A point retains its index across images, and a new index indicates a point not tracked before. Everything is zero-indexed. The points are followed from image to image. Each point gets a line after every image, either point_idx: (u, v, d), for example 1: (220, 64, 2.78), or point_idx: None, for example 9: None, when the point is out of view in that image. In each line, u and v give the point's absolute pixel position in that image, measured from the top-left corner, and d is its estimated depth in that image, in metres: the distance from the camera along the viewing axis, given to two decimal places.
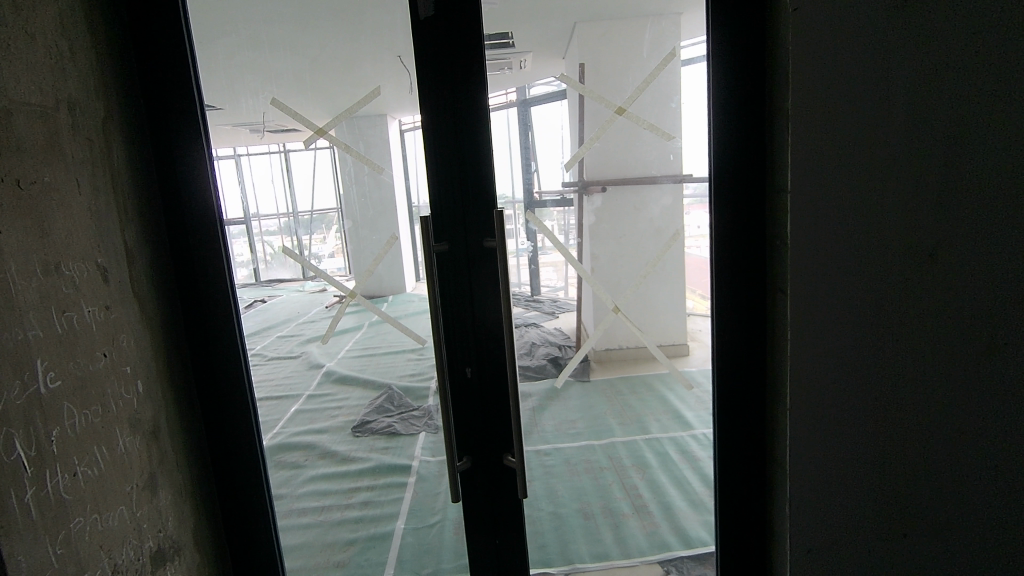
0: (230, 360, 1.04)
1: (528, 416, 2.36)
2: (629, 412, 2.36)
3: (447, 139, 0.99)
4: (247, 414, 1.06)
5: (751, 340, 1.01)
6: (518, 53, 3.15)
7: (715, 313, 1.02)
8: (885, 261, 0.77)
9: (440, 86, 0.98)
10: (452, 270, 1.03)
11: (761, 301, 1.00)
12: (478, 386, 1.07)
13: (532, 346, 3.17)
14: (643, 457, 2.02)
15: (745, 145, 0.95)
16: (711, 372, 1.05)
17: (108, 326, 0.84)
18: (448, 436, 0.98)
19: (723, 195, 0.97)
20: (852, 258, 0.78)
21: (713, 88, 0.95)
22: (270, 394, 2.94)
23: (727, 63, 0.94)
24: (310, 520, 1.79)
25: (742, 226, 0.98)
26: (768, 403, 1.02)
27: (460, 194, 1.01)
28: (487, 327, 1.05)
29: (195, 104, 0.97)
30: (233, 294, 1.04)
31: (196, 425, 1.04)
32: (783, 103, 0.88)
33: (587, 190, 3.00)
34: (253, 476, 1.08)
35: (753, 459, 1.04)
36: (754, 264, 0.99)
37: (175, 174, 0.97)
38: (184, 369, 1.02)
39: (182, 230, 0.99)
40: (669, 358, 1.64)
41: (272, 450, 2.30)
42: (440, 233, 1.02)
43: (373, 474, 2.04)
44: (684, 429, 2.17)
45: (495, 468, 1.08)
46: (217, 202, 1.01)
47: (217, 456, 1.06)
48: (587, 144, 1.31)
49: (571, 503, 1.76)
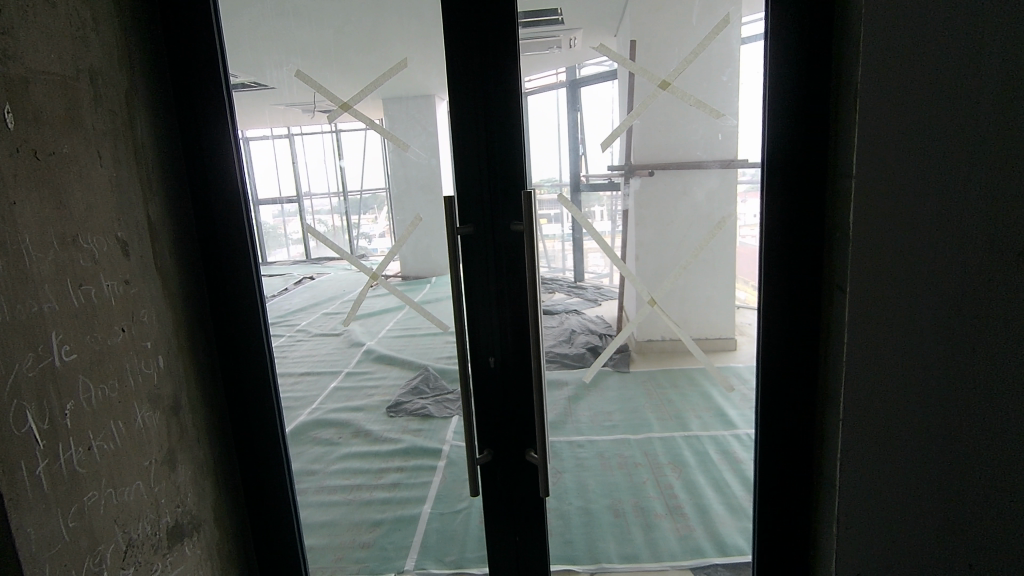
0: (252, 339, 1.03)
1: (562, 406, 2.31)
2: (669, 406, 2.27)
3: (471, 113, 0.94)
4: (268, 394, 1.05)
5: (801, 344, 0.92)
6: (567, 30, 3.03)
7: (761, 311, 0.94)
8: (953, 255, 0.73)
9: (467, 59, 0.92)
10: (478, 253, 0.98)
11: (814, 302, 0.90)
12: (501, 377, 1.02)
13: (571, 333, 3.16)
14: (681, 456, 1.93)
15: (806, 128, 0.86)
16: (754, 377, 0.97)
17: (128, 300, 0.83)
18: (468, 428, 0.94)
19: (776, 184, 0.88)
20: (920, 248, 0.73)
21: (769, 64, 0.86)
22: (312, 370, 3.01)
23: (788, 36, 0.84)
24: (340, 498, 1.80)
25: (797, 218, 0.89)
26: (817, 412, 0.93)
27: (487, 175, 0.95)
28: (512, 315, 1.00)
29: (221, 79, 0.95)
30: (256, 273, 1.02)
31: (219, 403, 1.04)
32: (851, 81, 0.78)
33: (634, 174, 2.92)
34: (273, 456, 1.07)
35: (796, 470, 0.96)
36: (808, 261, 0.89)
37: (202, 150, 0.96)
38: (209, 345, 1.02)
39: (207, 206, 0.98)
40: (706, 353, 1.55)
41: (309, 426, 2.34)
42: (464, 216, 0.97)
43: (404, 456, 2.03)
44: (726, 428, 2.07)
45: (516, 464, 1.03)
46: (242, 180, 0.99)
47: (239, 435, 1.06)
48: (625, 121, 1.23)
49: (602, 498, 1.70)
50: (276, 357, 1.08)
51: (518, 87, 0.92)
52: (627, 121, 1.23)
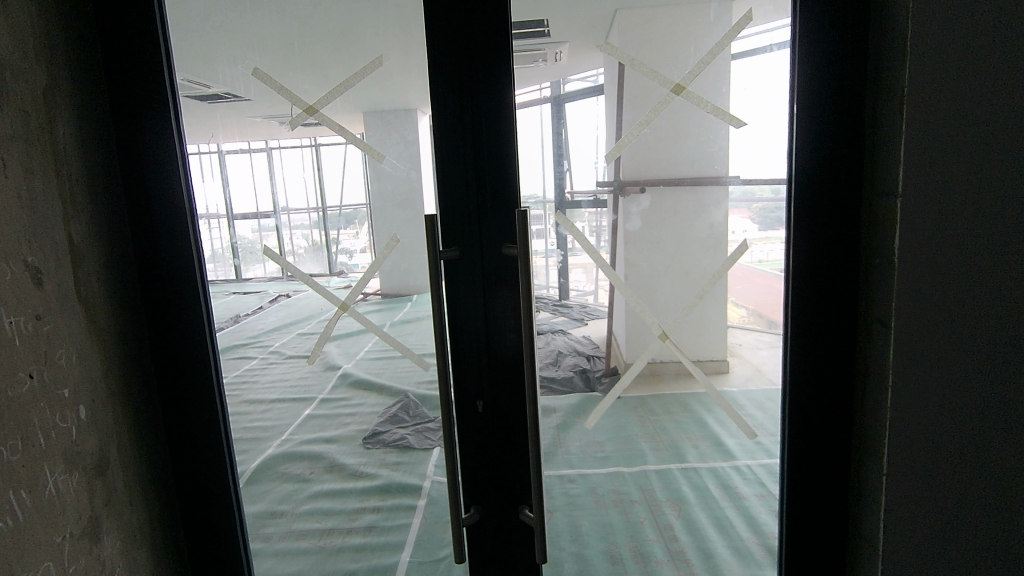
0: (201, 379, 0.89)
1: (551, 435, 2.18)
2: (663, 435, 2.15)
3: (458, 121, 0.82)
4: (219, 441, 0.91)
5: (833, 380, 0.82)
6: (554, 43, 2.94)
7: (785, 347, 0.84)
8: (1009, 283, 0.65)
9: (452, 61, 0.80)
10: (465, 281, 0.85)
11: (846, 337, 0.81)
12: (490, 423, 0.89)
13: (558, 356, 3.04)
14: (680, 491, 1.81)
15: (838, 141, 0.77)
16: (778, 420, 0.87)
17: (39, 340, 0.69)
18: (453, 484, 0.80)
19: (805, 202, 0.79)
20: (965, 267, 0.66)
21: (795, 73, 0.77)
22: (285, 397, 2.82)
23: (819, 38, 0.75)
24: (308, 545, 1.64)
25: (828, 241, 0.79)
26: (851, 455, 0.83)
27: (475, 191, 0.83)
28: (504, 352, 0.87)
29: (164, 79, 0.82)
30: (206, 303, 0.89)
31: (160, 453, 0.89)
32: (896, 90, 0.69)
33: (623, 191, 2.82)
34: (225, 514, 0.92)
35: (827, 519, 0.86)
36: (840, 288, 0.80)
37: (143, 161, 0.83)
38: (150, 387, 0.87)
39: (149, 226, 0.85)
40: (711, 384, 1.39)
41: (278, 460, 2.17)
42: (448, 238, 0.84)
43: (381, 494, 1.87)
44: (724, 459, 1.96)
45: (508, 521, 0.89)
46: (189, 195, 0.86)
47: (184, 488, 0.91)
48: (633, 132, 1.04)
49: (597, 542, 1.56)
50: (229, 396, 0.94)
51: (511, 92, 0.81)
52: (635, 132, 1.04)
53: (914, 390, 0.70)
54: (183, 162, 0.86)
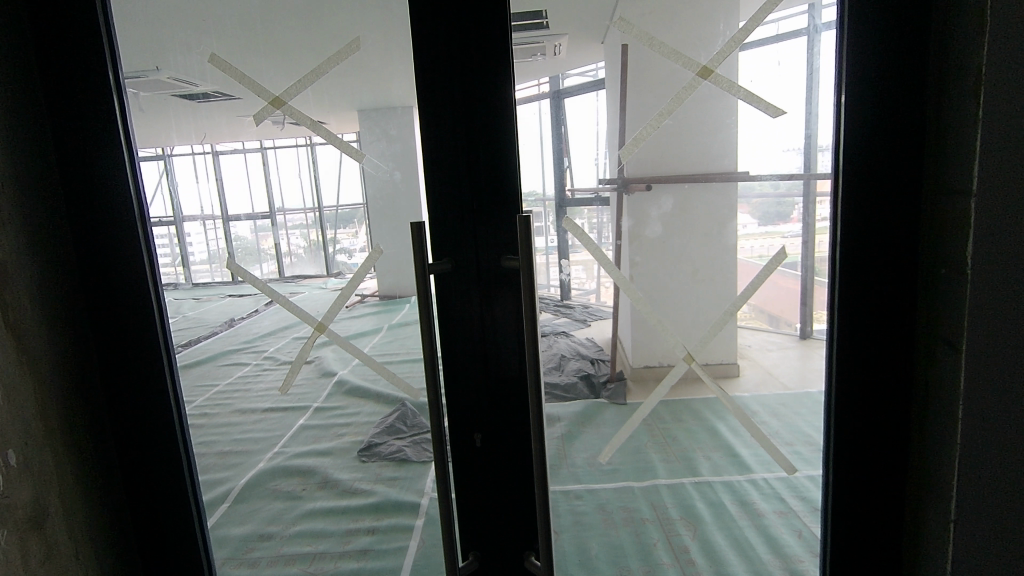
0: (158, 410, 0.78)
1: (556, 447, 2.08)
2: (674, 445, 2.04)
3: (449, 116, 0.71)
4: (184, 481, 0.80)
5: (887, 405, 0.72)
6: (553, 35, 2.80)
7: (829, 368, 0.75)
8: None
9: (444, 48, 0.70)
10: (459, 298, 0.74)
11: (900, 356, 0.71)
12: (489, 459, 0.78)
13: (562, 359, 2.92)
14: (694, 509, 1.70)
15: (893, 135, 0.67)
16: (822, 451, 0.77)
17: None
18: (448, 534, 0.69)
19: (855, 205, 0.69)
20: None
21: (841, 61, 0.68)
22: (278, 406, 2.70)
23: (870, 20, 0.66)
24: (298, 572, 1.53)
25: (881, 247, 0.70)
26: (909, 490, 0.73)
27: (471, 197, 0.72)
28: (506, 382, 0.76)
29: (105, 68, 0.72)
30: (165, 326, 0.78)
31: (114, 496, 0.78)
32: (969, 76, 0.60)
33: (628, 188, 2.65)
34: (189, 562, 0.81)
35: (879, 560, 0.76)
36: (895, 301, 0.70)
37: (86, 165, 0.73)
38: (103, 420, 0.77)
39: (95, 238, 0.74)
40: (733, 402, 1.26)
41: (269, 475, 2.05)
42: (441, 249, 0.73)
43: (376, 513, 1.77)
44: (740, 472, 1.85)
45: (512, 570, 0.79)
46: (140, 205, 0.75)
47: (144, 534, 0.81)
48: (655, 124, 0.93)
49: (608, 568, 1.45)
50: (194, 429, 0.83)
51: (508, 84, 0.70)
52: (659, 123, 0.93)
53: (991, 419, 0.60)
54: (133, 165, 0.76)
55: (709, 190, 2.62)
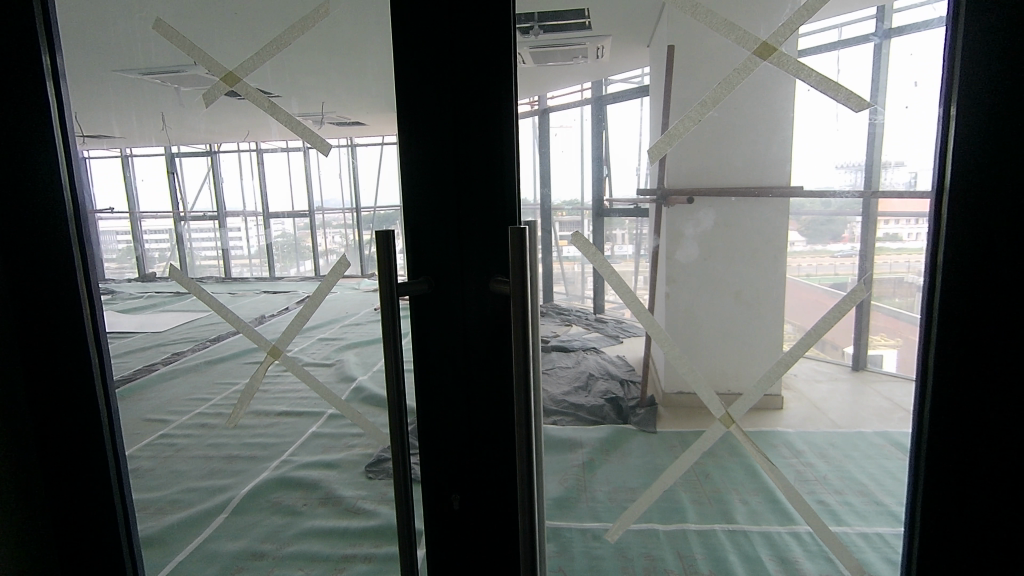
0: (86, 407, 0.83)
1: (575, 478, 1.91)
2: (708, 485, 1.85)
3: (437, 145, 0.67)
4: (103, 481, 0.85)
5: (991, 444, 0.67)
6: (595, 37, 2.64)
7: (922, 393, 0.69)
8: None
9: (429, 62, 0.66)
10: (440, 342, 0.69)
11: (1009, 390, 0.65)
12: (470, 522, 0.72)
13: (589, 378, 2.76)
14: (725, 564, 1.52)
15: (1013, 153, 0.62)
16: (907, 486, 0.72)
17: None
18: None
19: (962, 227, 0.64)
20: None
21: (954, 70, 0.63)
22: None
23: (992, 25, 0.61)
24: None
25: (992, 273, 0.64)
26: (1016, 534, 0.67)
27: (455, 221, 0.68)
28: (490, 428, 0.70)
29: (43, 78, 0.76)
30: (95, 335, 0.84)
31: (32, 486, 0.84)
32: None
33: (668, 200, 2.46)
34: (109, 556, 0.87)
35: None
36: (1005, 332, 0.65)
37: (24, 182, 0.78)
38: (29, 409, 0.83)
39: (31, 251, 0.79)
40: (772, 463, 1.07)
41: (271, 486, 1.96)
42: (418, 269, 0.69)
43: (376, 538, 1.64)
44: (780, 522, 1.66)
45: None
46: (74, 222, 0.80)
47: (59, 524, 0.86)
48: (695, 117, 0.78)
49: None
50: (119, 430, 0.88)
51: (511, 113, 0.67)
52: (699, 116, 0.78)
53: None
54: (70, 184, 0.80)
55: (755, 204, 2.42)
